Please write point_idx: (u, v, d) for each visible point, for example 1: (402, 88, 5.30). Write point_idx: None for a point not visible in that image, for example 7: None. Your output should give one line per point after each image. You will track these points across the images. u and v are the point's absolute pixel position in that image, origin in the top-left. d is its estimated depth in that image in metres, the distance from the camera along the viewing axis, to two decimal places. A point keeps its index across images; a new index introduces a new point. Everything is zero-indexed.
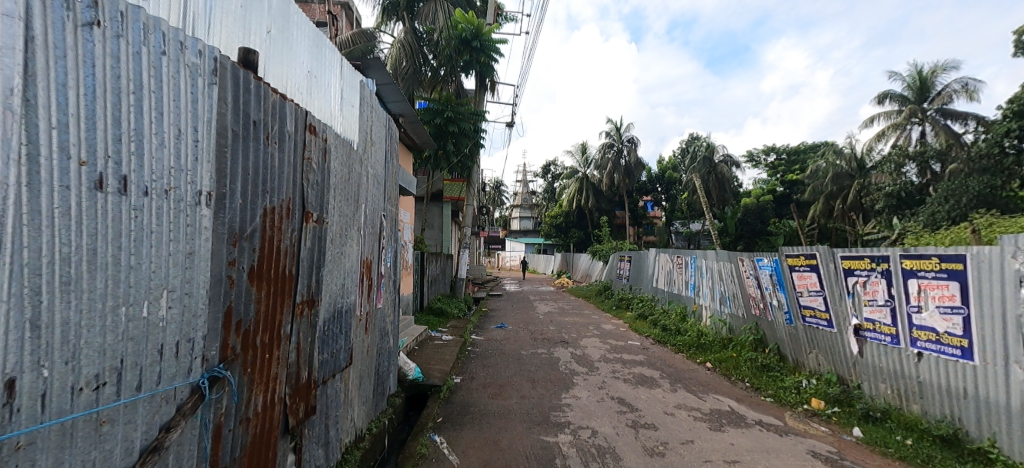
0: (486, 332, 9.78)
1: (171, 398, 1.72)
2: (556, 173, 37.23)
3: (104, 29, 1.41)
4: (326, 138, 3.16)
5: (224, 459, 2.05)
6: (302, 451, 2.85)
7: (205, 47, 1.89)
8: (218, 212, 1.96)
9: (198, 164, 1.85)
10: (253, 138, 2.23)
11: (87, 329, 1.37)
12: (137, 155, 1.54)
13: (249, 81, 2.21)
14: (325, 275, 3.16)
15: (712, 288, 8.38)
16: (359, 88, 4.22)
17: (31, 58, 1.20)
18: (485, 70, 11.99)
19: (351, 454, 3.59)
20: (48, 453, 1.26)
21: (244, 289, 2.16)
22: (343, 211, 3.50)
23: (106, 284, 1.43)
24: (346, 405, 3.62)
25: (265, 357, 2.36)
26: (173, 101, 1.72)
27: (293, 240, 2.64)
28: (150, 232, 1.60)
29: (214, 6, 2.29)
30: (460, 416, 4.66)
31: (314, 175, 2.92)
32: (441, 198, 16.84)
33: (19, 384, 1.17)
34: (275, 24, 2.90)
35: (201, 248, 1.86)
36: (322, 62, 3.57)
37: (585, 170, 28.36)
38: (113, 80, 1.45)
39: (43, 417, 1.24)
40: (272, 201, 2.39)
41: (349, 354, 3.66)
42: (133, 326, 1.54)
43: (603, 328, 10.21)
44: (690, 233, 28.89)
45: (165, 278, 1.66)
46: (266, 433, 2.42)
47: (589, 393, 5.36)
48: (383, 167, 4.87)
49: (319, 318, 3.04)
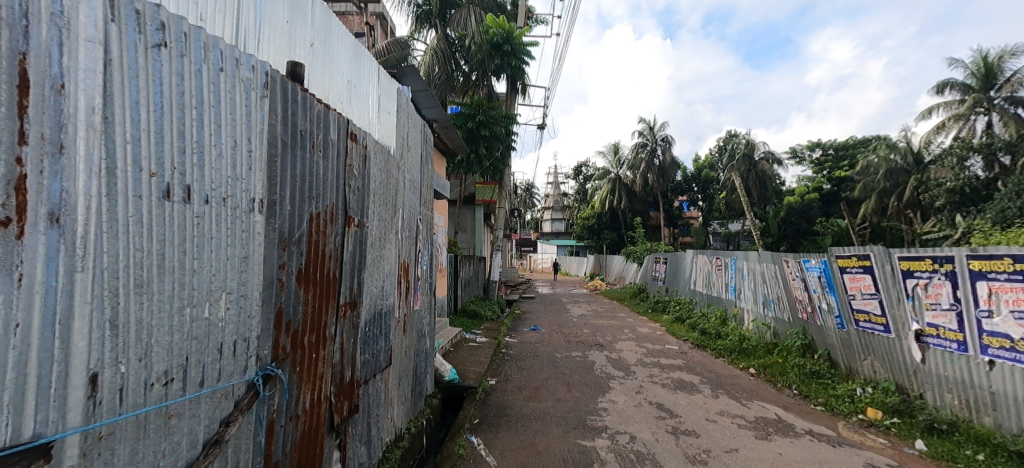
0: (519, 335, 9.75)
1: (229, 394, 1.82)
2: (588, 175, 36.87)
3: (170, 49, 1.53)
4: (366, 145, 3.27)
5: (277, 453, 2.15)
6: (346, 449, 2.95)
7: (257, 63, 2.00)
8: (269, 218, 2.07)
9: (252, 173, 1.96)
10: (301, 148, 2.34)
11: (156, 329, 1.46)
12: (199, 167, 1.65)
13: (297, 93, 2.32)
14: (366, 277, 3.27)
15: (754, 290, 8.07)
16: (395, 95, 4.34)
17: (113, 82, 1.32)
18: (516, 72, 12.48)
19: (391, 453, 3.69)
20: (125, 443, 1.35)
21: (294, 291, 2.27)
22: (382, 216, 3.61)
23: (173, 287, 1.53)
24: (386, 405, 3.71)
25: (312, 357, 2.47)
26: (229, 114, 1.83)
27: (337, 244, 2.75)
28: (211, 238, 1.71)
29: (263, 21, 2.44)
30: (496, 418, 4.69)
31: (355, 181, 3.02)
32: (473, 201, 16.93)
33: (101, 379, 1.27)
34: (319, 36, 3.04)
35: (255, 252, 1.96)
36: (362, 72, 3.70)
37: (617, 171, 27.89)
38: (178, 97, 1.57)
39: (121, 409, 1.33)
40: (317, 207, 2.49)
41: (389, 354, 3.77)
42: (195, 326, 1.64)
43: (639, 331, 10.02)
44: (729, 234, 27.84)
45: (223, 281, 1.77)
46: (314, 431, 2.52)
47: (626, 398, 5.26)
48: (419, 172, 4.98)
49: (361, 319, 3.15)
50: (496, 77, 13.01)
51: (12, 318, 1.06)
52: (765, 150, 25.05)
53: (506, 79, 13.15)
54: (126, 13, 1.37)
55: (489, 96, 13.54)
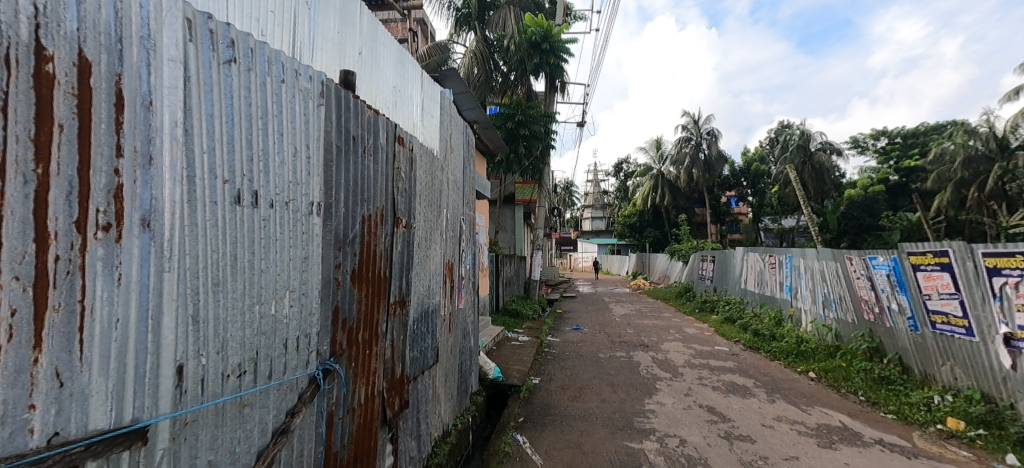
0: (561, 334, 9.70)
1: (294, 387, 1.93)
2: (629, 172, 36.09)
3: (238, 64, 1.64)
4: (412, 148, 3.37)
5: (336, 445, 2.25)
6: (397, 442, 3.05)
7: (314, 73, 2.11)
8: (326, 220, 2.17)
9: (310, 178, 2.06)
10: (353, 152, 2.44)
11: (230, 325, 1.57)
12: (264, 173, 1.76)
13: (349, 100, 2.43)
14: (414, 276, 3.36)
15: (813, 290, 7.61)
16: (438, 99, 4.45)
17: (191, 98, 1.43)
18: (555, 70, 12.44)
19: (439, 448, 3.77)
20: (208, 429, 1.46)
21: (348, 290, 2.37)
22: (427, 216, 3.70)
23: (243, 285, 1.64)
24: (434, 401, 3.80)
25: (365, 353, 2.57)
26: (290, 122, 1.94)
27: (387, 244, 2.85)
28: (276, 240, 1.82)
29: (316, 33, 2.57)
30: (540, 417, 4.69)
31: (403, 183, 3.12)
32: (513, 200, 16.98)
33: (186, 369, 1.38)
34: (366, 44, 3.16)
35: (315, 253, 2.07)
36: (406, 77, 3.81)
37: (660, 167, 27.10)
38: (245, 109, 1.68)
39: (203, 398, 1.45)
40: (368, 209, 2.59)
41: (436, 352, 3.87)
42: (263, 321, 1.75)
43: (685, 331, 9.70)
44: (782, 230, 26.37)
45: (287, 281, 1.88)
46: (369, 423, 2.62)
47: (674, 400, 5.11)
48: (462, 173, 5.06)
49: (409, 317, 3.24)
50: (535, 76, 13.01)
51: (114, 313, 1.17)
52: (822, 140, 23.52)
53: (545, 78, 13.12)
54: (202, 33, 1.48)
55: (528, 95, 13.57)
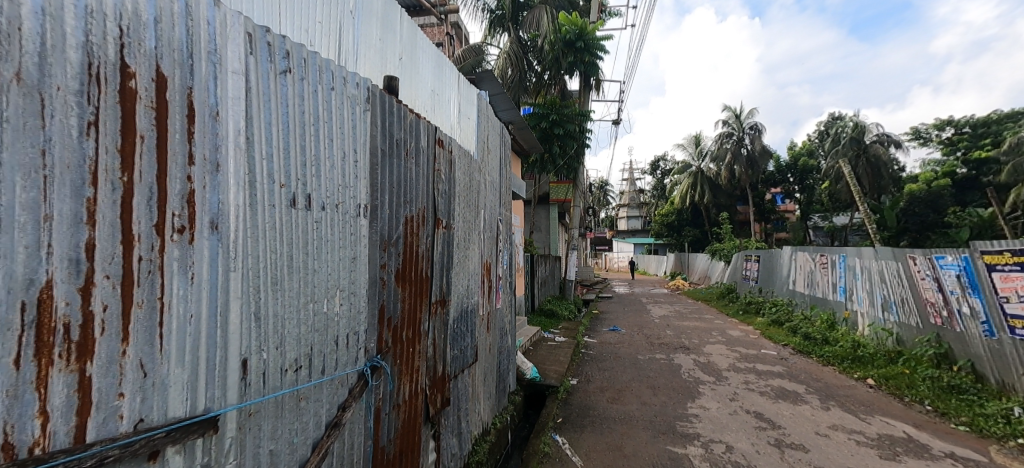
0: (598, 335, 9.58)
1: (345, 382, 2.01)
2: (666, 169, 35.14)
3: (293, 74, 1.72)
4: (451, 150, 3.42)
5: (383, 439, 2.33)
6: (440, 440, 3.11)
7: (360, 80, 2.18)
8: (373, 221, 2.24)
9: (358, 181, 2.14)
10: (396, 155, 2.51)
11: (288, 322, 1.65)
12: (316, 177, 1.85)
13: (392, 105, 2.50)
14: (454, 276, 3.42)
15: (870, 292, 7.16)
16: (474, 101, 4.50)
17: (252, 107, 1.52)
18: (590, 68, 12.30)
19: (479, 446, 3.82)
20: (270, 419, 1.55)
21: (393, 289, 2.44)
22: (466, 217, 3.76)
23: (299, 285, 1.72)
24: (474, 399, 3.85)
25: (409, 351, 2.64)
26: (339, 128, 2.02)
27: (428, 245, 2.92)
28: (327, 241, 1.90)
29: (359, 42, 2.67)
30: (579, 418, 4.65)
31: (443, 184, 3.18)
32: (547, 200, 16.91)
33: (250, 363, 1.47)
34: (406, 50, 3.24)
35: (362, 254, 2.15)
36: (444, 80, 3.88)
37: (699, 164, 26.24)
38: (299, 116, 1.76)
39: (265, 391, 1.53)
40: (410, 211, 2.66)
41: (476, 351, 3.92)
42: (317, 319, 1.83)
43: (729, 334, 9.35)
44: (833, 228, 24.92)
45: (337, 280, 1.96)
46: (413, 420, 2.69)
47: (719, 405, 4.94)
48: (498, 173, 5.09)
49: (450, 316, 3.30)
50: (569, 75, 12.90)
51: (187, 309, 1.26)
52: (877, 132, 22.07)
53: (580, 76, 12.99)
54: (261, 46, 1.57)
55: (562, 94, 13.52)
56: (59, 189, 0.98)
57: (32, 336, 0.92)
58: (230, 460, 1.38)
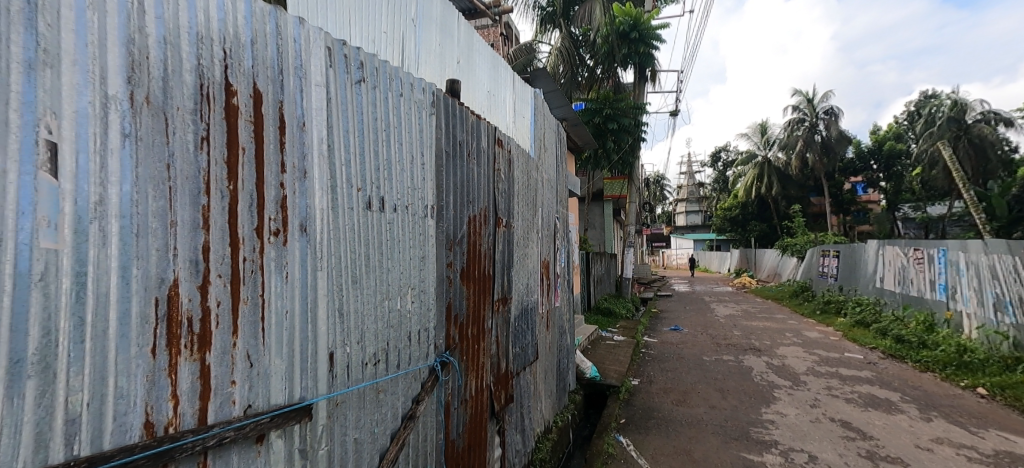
0: (659, 335, 9.27)
1: (417, 376, 2.09)
2: (729, 161, 33.24)
3: (367, 83, 1.82)
4: (510, 150, 3.44)
5: (454, 433, 2.41)
6: (505, 436, 3.15)
7: (426, 84, 2.26)
8: (439, 222, 2.32)
9: (425, 183, 2.21)
10: (460, 157, 2.58)
11: (366, 318, 1.74)
12: (388, 180, 1.93)
13: (455, 107, 2.56)
14: (514, 274, 3.46)
15: (978, 290, 6.36)
16: (529, 99, 4.51)
17: (332, 117, 1.62)
18: (645, 60, 12.02)
19: (542, 444, 3.83)
20: (354, 409, 1.65)
21: (459, 288, 2.51)
22: (525, 215, 3.78)
23: (375, 282, 1.81)
24: (536, 397, 3.87)
25: (474, 348, 2.70)
26: (407, 132, 2.10)
27: (490, 244, 2.97)
28: (399, 241, 1.98)
29: (419, 48, 2.76)
30: (643, 419, 4.53)
31: (503, 183, 3.22)
32: (601, 197, 16.60)
33: (336, 356, 1.57)
34: (464, 53, 3.31)
35: (430, 253, 2.22)
36: (499, 80, 3.92)
37: (767, 153, 24.57)
38: (373, 123, 1.86)
39: (349, 382, 1.63)
40: (473, 211, 2.72)
41: (537, 349, 3.94)
42: (392, 315, 1.92)
43: (806, 335, 8.68)
44: (927, 220, 22.33)
45: (408, 279, 2.04)
46: (480, 415, 2.75)
47: (798, 411, 4.60)
48: (555, 171, 5.08)
49: (511, 314, 3.34)
50: (623, 68, 12.61)
51: (283, 305, 1.37)
52: (981, 109, 19.54)
53: (634, 69, 12.66)
54: (339, 59, 1.67)
55: (616, 88, 13.24)
56: (181, 198, 1.09)
57: (164, 328, 1.03)
58: (322, 445, 1.48)
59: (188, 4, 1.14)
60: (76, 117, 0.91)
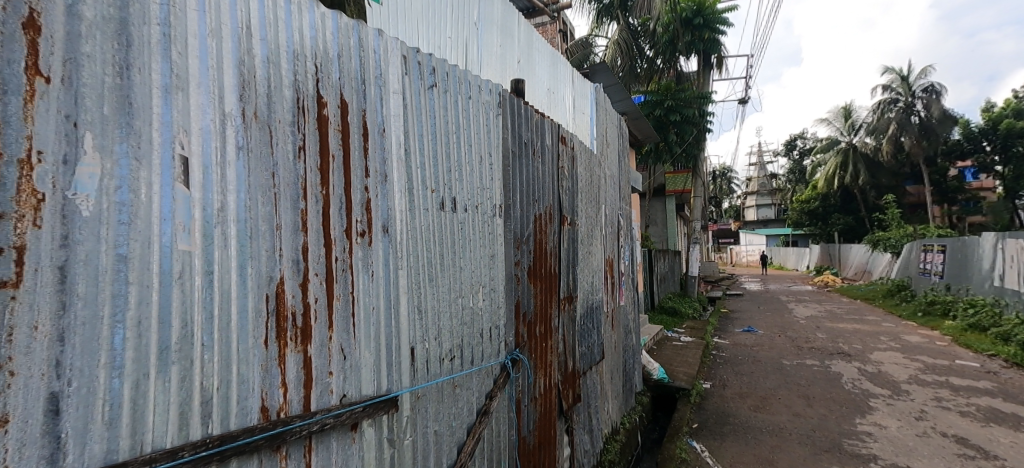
0: (731, 336, 8.76)
1: (490, 373, 2.13)
2: (806, 149, 30.62)
3: (438, 88, 1.88)
4: (574, 147, 3.41)
5: (525, 430, 2.43)
6: (573, 435, 3.13)
7: (493, 86, 2.29)
8: (507, 221, 2.34)
9: (493, 183, 2.25)
10: (526, 155, 2.59)
11: (442, 315, 1.80)
12: (458, 181, 1.99)
13: (521, 107, 2.58)
14: (579, 272, 3.42)
15: None
16: (589, 94, 4.44)
17: (408, 122, 1.69)
18: (710, 46, 11.74)
19: (610, 445, 3.76)
20: (434, 403, 1.71)
21: (527, 287, 2.52)
22: (589, 213, 3.73)
23: (449, 280, 1.87)
24: (602, 398, 3.81)
25: (542, 346, 2.71)
26: (476, 134, 2.15)
27: (556, 242, 2.96)
28: (470, 241, 2.03)
29: (482, 51, 2.82)
30: (718, 425, 4.30)
31: (567, 181, 3.20)
32: (663, 192, 15.96)
33: (417, 351, 1.64)
34: (524, 53, 3.33)
35: (499, 252, 2.25)
36: (559, 77, 3.90)
37: (851, 138, 22.36)
38: (445, 126, 1.92)
39: (429, 376, 1.69)
40: (539, 209, 2.73)
41: (602, 348, 3.87)
42: (465, 313, 1.97)
43: (905, 340, 7.79)
44: None
45: (479, 278, 2.09)
46: (549, 412, 2.76)
47: (900, 424, 4.14)
48: (618, 167, 4.96)
49: (577, 313, 3.31)
50: (686, 56, 12.09)
51: (370, 302, 1.45)
52: None
53: (698, 57, 12.07)
54: (413, 66, 1.74)
55: (678, 78, 12.73)
56: (284, 204, 1.19)
57: (274, 322, 1.13)
58: (407, 436, 1.56)
59: (287, 25, 1.24)
60: (202, 134, 1.01)
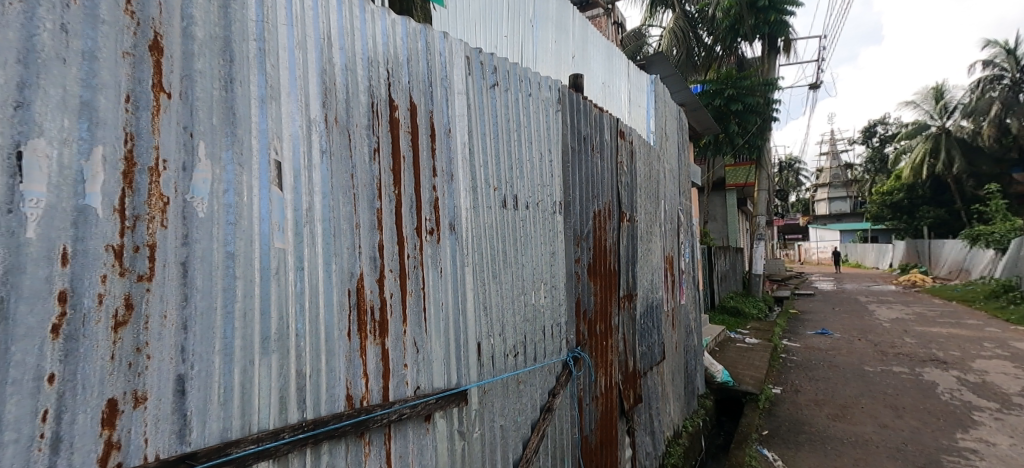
0: (803, 339, 8.17)
1: (552, 370, 2.13)
2: (888, 135, 27.84)
3: (500, 87, 1.90)
4: (632, 141, 3.32)
5: (587, 429, 2.41)
6: (634, 436, 3.06)
7: (552, 82, 2.28)
8: (567, 218, 2.33)
9: (553, 179, 2.24)
10: (585, 151, 2.57)
11: (506, 311, 1.82)
12: (519, 178, 1.99)
13: (579, 102, 2.55)
14: (639, 270, 3.33)
15: None
16: (646, 87, 4.31)
17: (472, 122, 1.72)
18: (777, 29, 11.09)
19: (674, 448, 3.64)
20: (500, 399, 1.74)
21: (587, 284, 2.49)
22: (648, 208, 3.63)
23: (512, 277, 1.88)
24: (664, 399, 3.69)
25: (603, 345, 2.67)
26: (536, 130, 2.15)
27: (615, 238, 2.90)
28: (531, 238, 2.03)
29: (537, 47, 2.81)
30: (792, 433, 4.03)
31: (626, 176, 3.12)
32: (723, 186, 15.16)
33: (483, 346, 1.68)
34: (578, 47, 3.28)
35: (560, 249, 2.24)
36: (614, 70, 3.81)
37: (943, 122, 20.06)
38: (506, 124, 1.94)
39: (494, 371, 1.72)
40: (598, 206, 2.69)
41: (663, 349, 3.74)
42: (528, 310, 1.97)
43: (1014, 347, 6.90)
44: None
45: (541, 275, 2.09)
46: (610, 413, 2.71)
47: (1013, 442, 3.67)
48: (677, 161, 4.77)
49: (637, 311, 3.22)
50: (749, 41, 11.43)
51: (440, 298, 1.50)
52: None
53: (763, 41, 11.44)
54: (476, 66, 1.77)
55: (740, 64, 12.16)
56: (362, 204, 1.25)
57: (356, 315, 1.20)
58: (476, 429, 1.60)
59: (362, 33, 1.31)
60: (291, 141, 1.09)
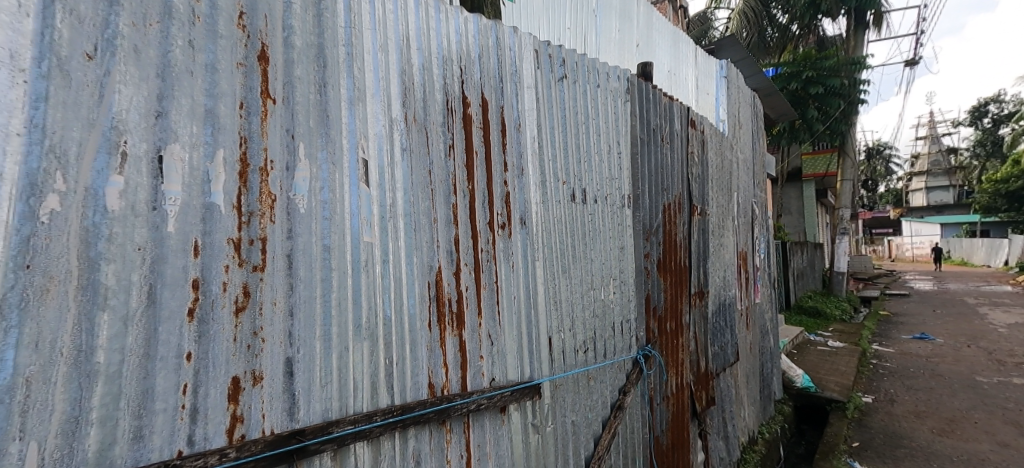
0: (898, 344, 7.36)
1: (621, 368, 2.08)
2: (1004, 115, 24.23)
3: (567, 79, 1.87)
4: (703, 130, 3.15)
5: (658, 429, 2.33)
6: (707, 440, 2.92)
7: (621, 72, 2.21)
8: (636, 211, 2.26)
9: (622, 172, 2.18)
10: (654, 142, 2.47)
11: (575, 306, 1.81)
12: (587, 171, 1.96)
13: (648, 91, 2.45)
14: (711, 266, 3.16)
15: None
16: (716, 72, 4.06)
17: (541, 116, 1.72)
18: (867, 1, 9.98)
19: (750, 455, 3.45)
20: (571, 394, 1.73)
21: (657, 281, 2.41)
22: (721, 201, 3.43)
23: (581, 272, 1.86)
24: (738, 403, 3.49)
25: (674, 343, 2.58)
26: (604, 121, 2.10)
27: (686, 233, 2.77)
28: (600, 232, 1.99)
29: (600, 37, 2.74)
30: (886, 447, 3.65)
31: (697, 167, 2.97)
32: (800, 176, 13.99)
33: (554, 341, 1.67)
34: (643, 34, 3.16)
35: (628, 243, 2.18)
36: (680, 57, 3.63)
37: None
38: (574, 116, 1.91)
39: (565, 366, 1.71)
40: (668, 199, 2.58)
41: (737, 349, 3.54)
42: (597, 305, 1.94)
43: None
44: None
45: (610, 270, 2.04)
46: (682, 414, 2.61)
47: None
48: (751, 150, 4.46)
49: (709, 309, 3.07)
50: (832, 17, 10.41)
51: (512, 292, 1.51)
52: None
53: (849, 15, 10.37)
54: (544, 59, 1.76)
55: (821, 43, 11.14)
56: (439, 199, 1.29)
57: (436, 307, 1.24)
58: (549, 423, 1.60)
59: (437, 32, 1.34)
60: (375, 140, 1.14)
